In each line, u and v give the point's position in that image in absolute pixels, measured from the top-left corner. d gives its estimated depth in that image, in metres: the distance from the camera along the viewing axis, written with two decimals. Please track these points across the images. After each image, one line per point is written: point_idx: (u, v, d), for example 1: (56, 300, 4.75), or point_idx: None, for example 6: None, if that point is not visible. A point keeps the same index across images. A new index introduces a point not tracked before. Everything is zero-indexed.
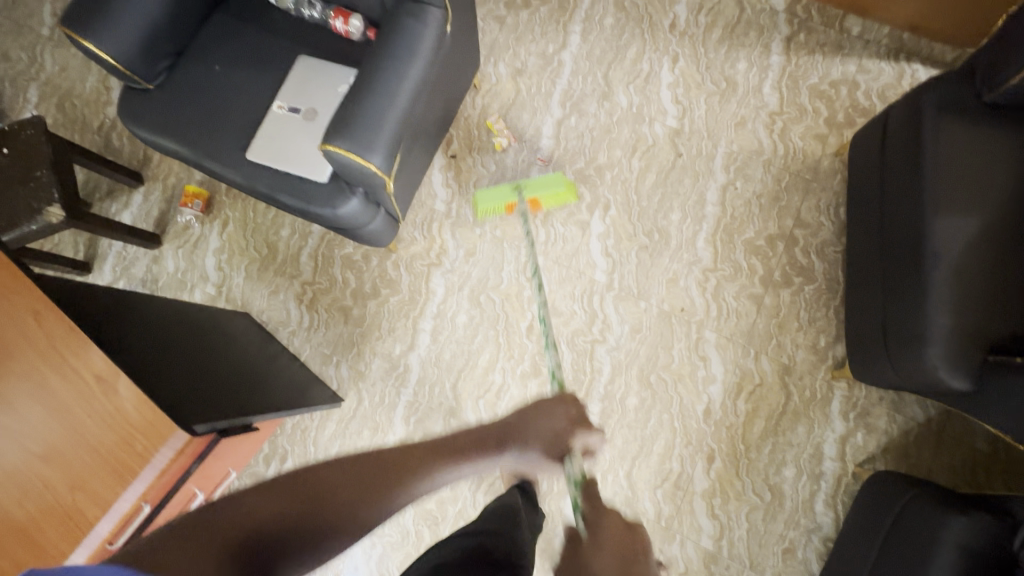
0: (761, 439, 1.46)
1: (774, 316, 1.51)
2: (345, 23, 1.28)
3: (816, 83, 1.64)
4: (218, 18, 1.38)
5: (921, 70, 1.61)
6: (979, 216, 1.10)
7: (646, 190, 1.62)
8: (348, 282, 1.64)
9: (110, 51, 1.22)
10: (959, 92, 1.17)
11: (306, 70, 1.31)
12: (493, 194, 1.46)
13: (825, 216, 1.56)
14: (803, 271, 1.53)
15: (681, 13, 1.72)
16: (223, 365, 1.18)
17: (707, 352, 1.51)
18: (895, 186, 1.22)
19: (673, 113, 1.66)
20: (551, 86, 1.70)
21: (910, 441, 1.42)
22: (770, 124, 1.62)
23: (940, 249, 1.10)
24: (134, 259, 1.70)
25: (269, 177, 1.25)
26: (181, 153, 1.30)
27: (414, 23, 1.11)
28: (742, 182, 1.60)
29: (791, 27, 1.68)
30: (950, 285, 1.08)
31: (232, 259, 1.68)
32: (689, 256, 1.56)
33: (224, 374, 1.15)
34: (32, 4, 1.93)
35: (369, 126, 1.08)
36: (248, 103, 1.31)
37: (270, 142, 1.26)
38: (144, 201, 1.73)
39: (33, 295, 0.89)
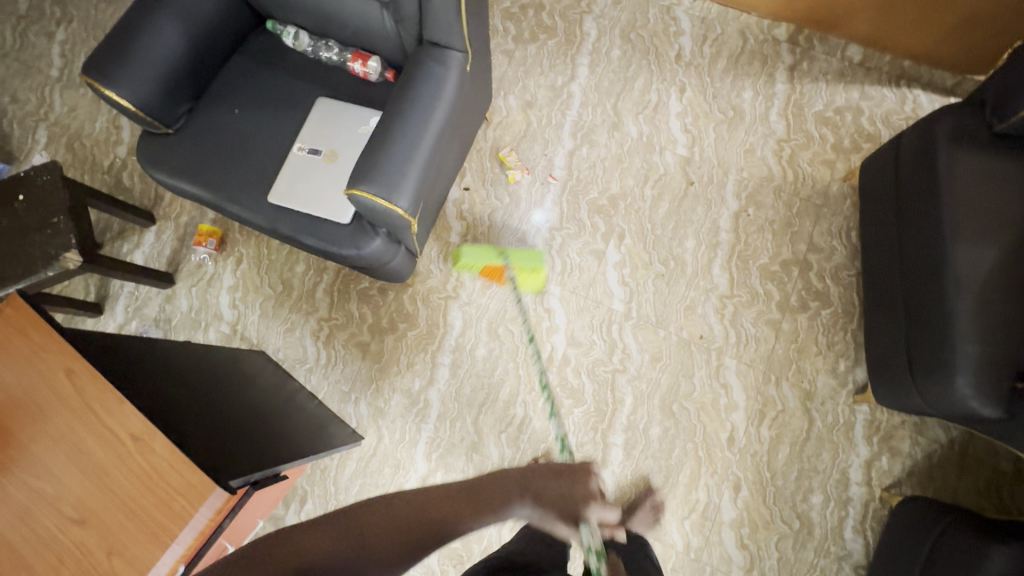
0: (787, 466, 1.45)
1: (793, 341, 1.52)
2: (363, 65, 1.30)
3: (821, 110, 1.68)
4: (237, 61, 1.39)
5: (921, 95, 1.65)
6: (997, 243, 1.13)
7: (659, 218, 1.63)
8: (365, 316, 1.63)
9: (128, 97, 1.22)
10: (970, 122, 1.21)
11: (325, 112, 1.32)
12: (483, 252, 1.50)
13: (837, 240, 1.58)
14: (819, 296, 1.54)
15: (686, 45, 1.76)
16: (250, 410, 1.17)
17: (728, 379, 1.51)
18: (910, 213, 1.25)
19: (682, 142, 1.68)
20: (561, 118, 1.73)
21: (935, 464, 1.42)
22: (779, 151, 1.66)
23: (959, 278, 1.12)
24: (148, 299, 1.69)
25: (293, 219, 1.25)
26: (203, 197, 1.31)
27: (438, 67, 1.13)
28: (754, 209, 1.62)
29: (793, 56, 1.72)
30: (974, 313, 1.10)
31: (247, 296, 1.67)
32: (706, 283, 1.58)
33: (254, 418, 1.14)
34: (41, 45, 1.94)
35: (394, 170, 1.09)
36: (270, 145, 1.32)
37: (292, 184, 1.26)
38: (156, 239, 1.73)
39: (66, 353, 0.89)
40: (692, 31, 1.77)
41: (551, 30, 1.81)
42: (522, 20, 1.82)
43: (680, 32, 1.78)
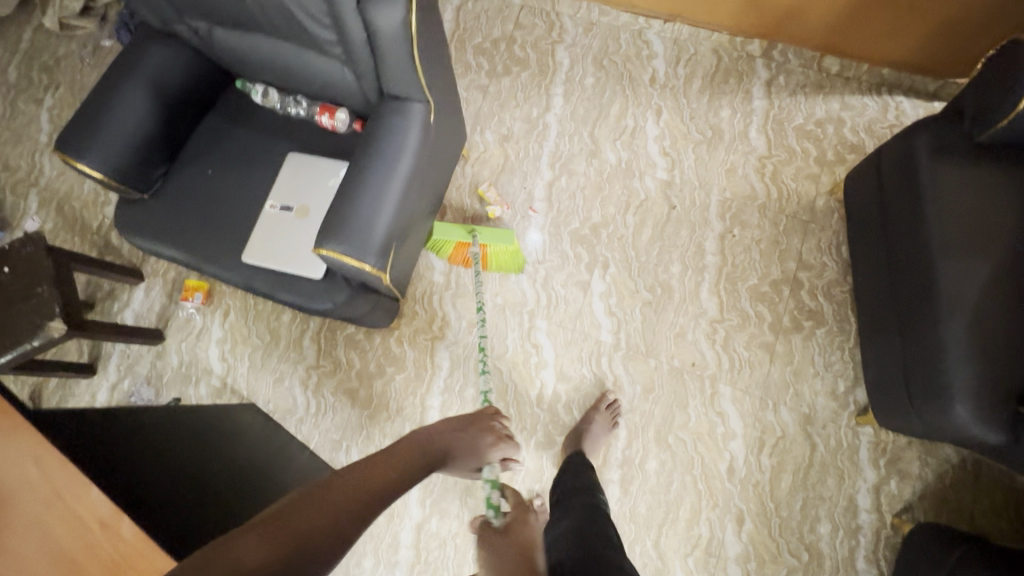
0: (791, 495, 1.40)
1: (789, 363, 1.47)
2: (331, 117, 1.30)
3: (802, 123, 1.65)
4: (210, 120, 1.40)
5: (904, 101, 1.62)
6: (990, 257, 1.08)
7: (643, 245, 1.61)
8: (352, 362, 1.62)
9: (100, 167, 1.23)
10: (952, 135, 1.16)
11: (295, 167, 1.32)
12: (443, 229, 1.47)
13: (827, 255, 1.54)
14: (812, 314, 1.50)
15: (659, 67, 1.75)
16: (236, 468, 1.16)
17: (723, 407, 1.46)
18: (896, 229, 1.21)
19: (662, 166, 1.66)
20: (538, 150, 1.72)
21: (946, 485, 1.36)
22: (761, 168, 1.63)
23: (951, 298, 1.07)
24: (139, 356, 1.70)
25: (269, 277, 1.26)
26: (180, 259, 1.32)
27: (399, 120, 1.12)
28: (739, 229, 1.59)
29: (769, 71, 1.70)
30: (969, 334, 1.05)
31: (235, 348, 1.67)
32: (694, 308, 1.54)
33: (240, 472, 1.14)
34: (30, 112, 2.00)
35: (360, 226, 1.08)
36: (244, 204, 1.33)
37: (264, 241, 1.26)
38: (145, 296, 1.74)
39: (34, 440, 0.89)
40: (664, 53, 1.76)
41: (524, 63, 1.81)
42: (495, 53, 1.83)
43: (653, 54, 1.76)
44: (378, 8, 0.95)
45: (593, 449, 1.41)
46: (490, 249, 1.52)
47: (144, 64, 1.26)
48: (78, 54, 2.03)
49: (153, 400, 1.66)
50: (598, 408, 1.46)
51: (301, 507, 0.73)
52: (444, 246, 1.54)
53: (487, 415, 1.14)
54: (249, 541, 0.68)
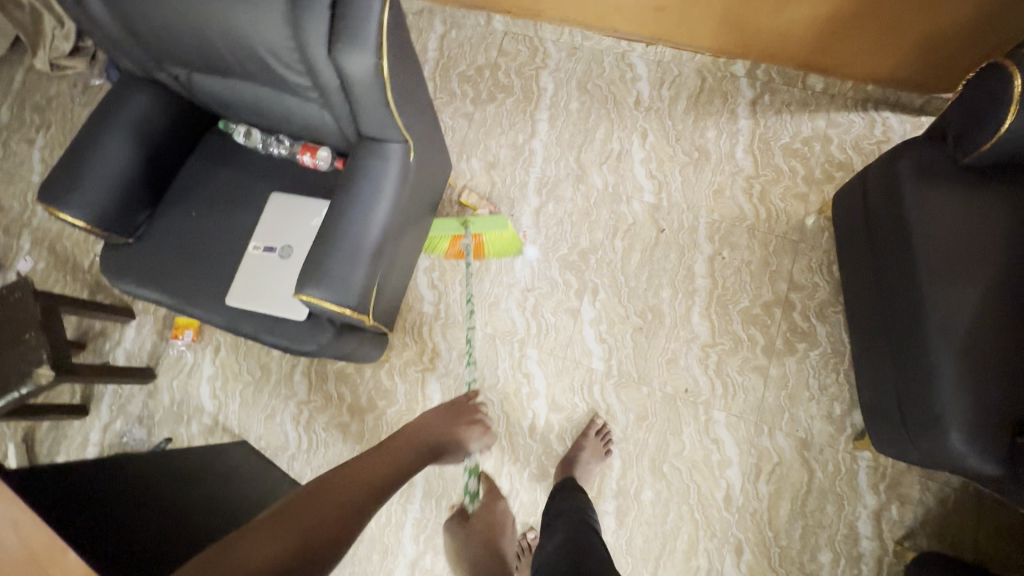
0: (790, 523, 1.37)
1: (783, 387, 1.45)
2: (313, 156, 1.31)
3: (788, 142, 1.64)
4: (195, 162, 1.41)
5: (891, 117, 1.61)
6: (979, 281, 1.06)
7: (632, 269, 1.60)
8: (343, 396, 1.62)
9: (83, 216, 1.23)
10: (935, 156, 1.14)
11: (278, 207, 1.32)
12: (435, 227, 1.48)
13: (819, 275, 1.52)
14: (805, 336, 1.48)
15: (644, 89, 1.75)
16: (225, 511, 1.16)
17: (718, 434, 1.44)
18: (884, 252, 1.19)
19: (649, 189, 1.66)
20: (525, 176, 1.72)
21: (949, 510, 1.33)
22: (749, 188, 1.62)
23: (941, 325, 1.05)
24: (131, 396, 1.70)
25: (254, 319, 1.25)
26: (166, 302, 1.32)
27: (377, 162, 1.13)
28: (728, 251, 1.57)
29: (754, 90, 1.69)
30: (961, 362, 1.03)
31: (226, 385, 1.67)
32: (686, 333, 1.53)
33: (227, 516, 1.14)
34: (22, 152, 2.01)
35: (339, 270, 1.08)
36: (228, 245, 1.33)
37: (248, 283, 1.26)
38: (137, 334, 1.74)
39: (15, 503, 0.89)
40: (648, 75, 1.76)
41: (508, 89, 1.81)
42: (479, 80, 1.84)
43: (637, 77, 1.76)
44: (346, 54, 0.95)
45: (585, 478, 1.39)
46: (484, 240, 1.54)
47: (124, 111, 1.26)
48: (69, 93, 2.05)
49: (146, 439, 1.66)
50: (587, 434, 1.46)
51: (313, 502, 0.88)
52: (438, 241, 1.56)
53: (469, 406, 1.41)
54: (260, 534, 0.80)
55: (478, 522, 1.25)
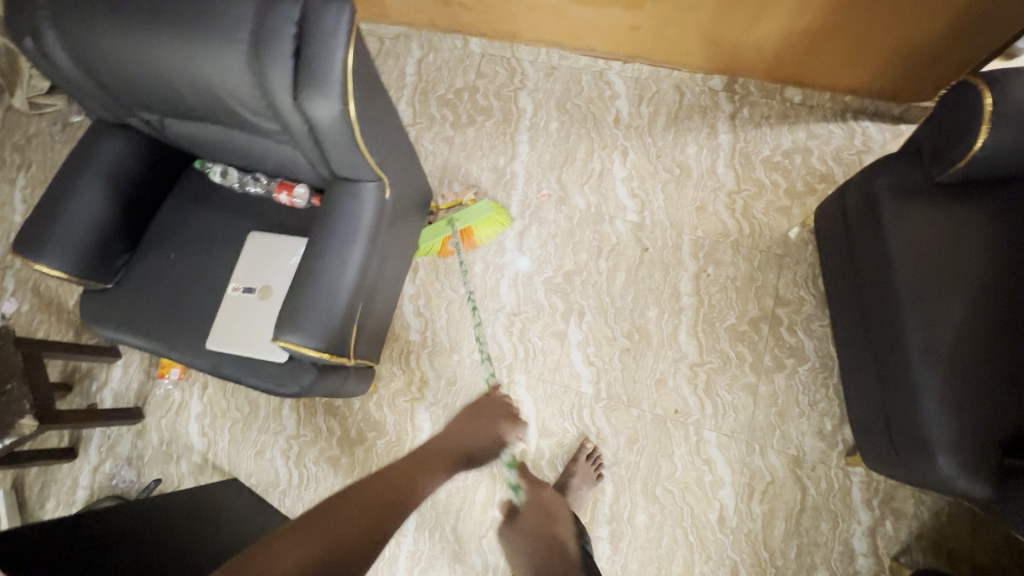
0: (785, 542, 1.36)
1: (773, 405, 1.44)
2: (290, 194, 1.30)
3: (769, 155, 1.63)
4: (172, 204, 1.40)
5: (870, 126, 1.61)
6: (961, 301, 1.05)
7: (618, 290, 1.59)
8: (333, 429, 1.60)
9: (60, 266, 1.21)
10: (910, 174, 1.14)
11: (256, 246, 1.31)
12: (429, 230, 1.56)
13: (804, 289, 1.52)
14: (793, 351, 1.47)
15: (623, 107, 1.74)
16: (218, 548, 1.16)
17: (710, 454, 1.43)
18: (865, 270, 1.18)
19: (632, 208, 1.65)
20: (507, 199, 1.72)
21: (943, 523, 1.32)
22: (731, 204, 1.61)
23: (925, 345, 1.05)
24: (119, 436, 1.68)
25: (235, 362, 1.24)
26: (147, 347, 1.31)
27: (351, 202, 1.12)
28: (713, 268, 1.57)
29: (732, 104, 1.69)
30: (946, 382, 1.02)
31: (215, 422, 1.65)
32: (674, 352, 1.52)
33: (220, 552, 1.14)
34: (4, 193, 2.01)
35: (317, 314, 1.07)
36: (208, 287, 1.32)
37: (228, 326, 1.25)
38: (123, 373, 1.73)
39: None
40: (627, 93, 1.75)
41: (488, 111, 1.81)
42: (458, 104, 1.83)
43: (616, 95, 1.75)
44: (312, 100, 0.94)
45: (576, 505, 1.39)
46: (474, 232, 1.62)
47: (97, 157, 1.25)
48: (48, 131, 2.04)
49: (135, 481, 1.64)
50: (577, 459, 1.44)
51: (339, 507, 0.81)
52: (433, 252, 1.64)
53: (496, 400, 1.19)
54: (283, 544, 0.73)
55: (528, 513, 1.02)
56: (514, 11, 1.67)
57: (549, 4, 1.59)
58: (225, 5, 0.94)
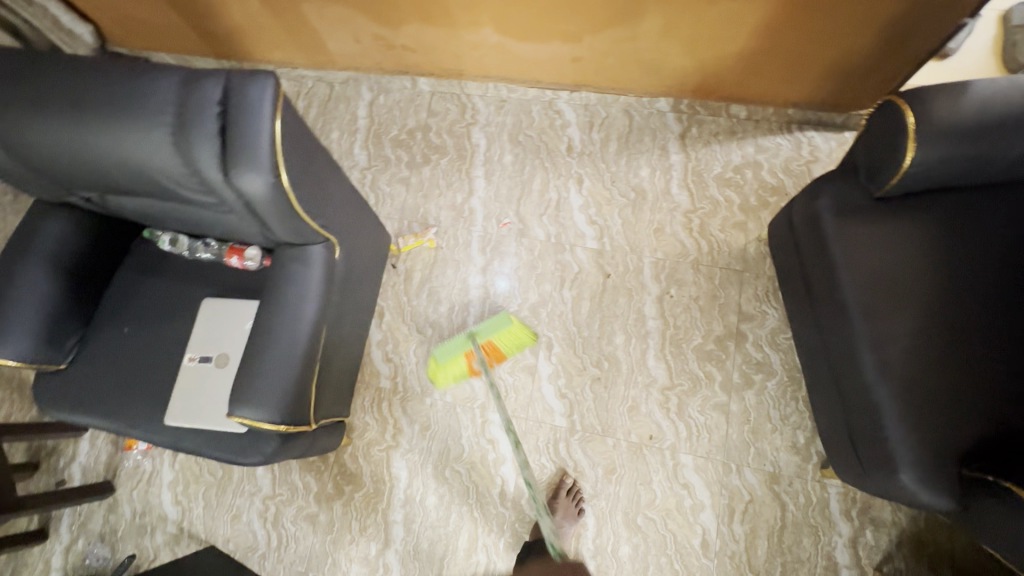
0: (769, 561, 1.36)
1: (746, 422, 1.45)
2: (241, 258, 1.28)
3: (720, 172, 1.65)
4: (123, 276, 1.38)
5: (816, 136, 1.63)
6: (908, 315, 1.07)
7: (584, 318, 1.59)
8: (309, 485, 1.58)
9: (10, 355, 1.18)
10: (851, 191, 1.15)
11: (211, 314, 1.29)
12: (446, 347, 1.46)
13: (766, 303, 1.53)
14: (761, 366, 1.48)
15: (574, 135, 1.75)
16: None
17: (688, 478, 1.43)
18: (817, 288, 1.19)
19: (591, 235, 1.65)
20: (467, 236, 1.71)
21: (922, 527, 1.33)
22: (688, 223, 1.62)
23: (878, 362, 1.06)
24: (91, 512, 1.64)
25: (197, 435, 1.22)
26: (105, 426, 1.27)
27: (297, 267, 1.11)
28: (676, 289, 1.57)
29: (681, 123, 1.70)
30: (902, 398, 1.03)
31: (188, 489, 1.62)
32: (644, 377, 1.51)
33: None
34: None
35: (269, 385, 1.06)
36: (165, 359, 1.29)
37: (186, 400, 1.23)
38: (91, 446, 1.68)
39: None
40: (577, 120, 1.76)
41: (441, 149, 1.81)
42: (412, 144, 1.83)
43: (567, 123, 1.76)
44: (241, 176, 0.93)
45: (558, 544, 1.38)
46: (499, 347, 1.50)
47: (39, 239, 1.22)
48: None
49: (110, 557, 1.60)
50: (558, 495, 1.43)
51: None
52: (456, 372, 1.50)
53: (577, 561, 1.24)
54: None
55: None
56: (458, 51, 1.67)
57: (491, 41, 1.60)
58: (147, 90, 0.94)
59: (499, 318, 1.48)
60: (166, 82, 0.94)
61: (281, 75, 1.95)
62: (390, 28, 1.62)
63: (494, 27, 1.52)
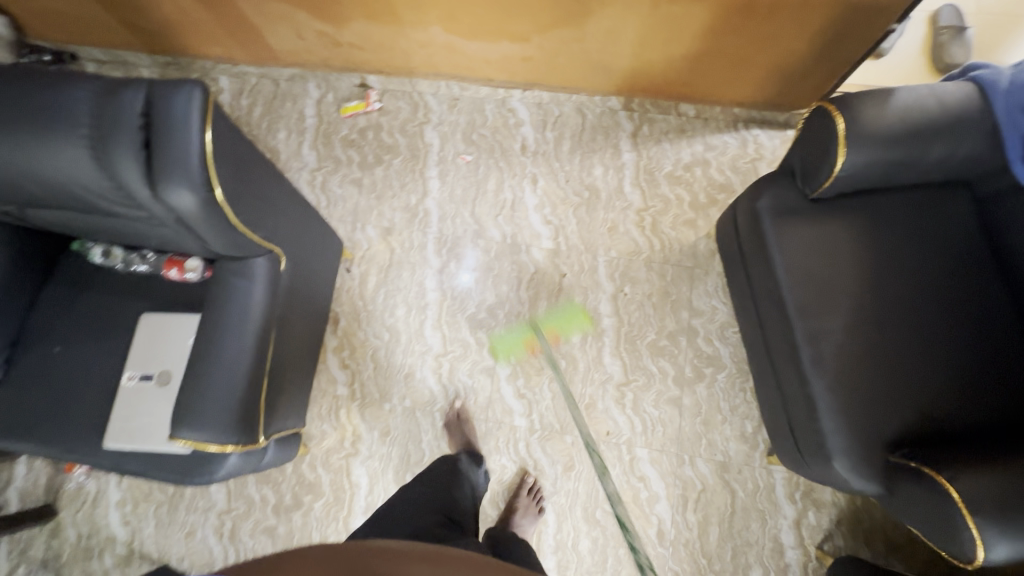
0: (720, 546, 1.43)
1: (697, 415, 1.50)
2: (181, 269, 1.23)
3: (671, 170, 1.68)
4: (51, 293, 1.29)
5: (760, 134, 1.69)
6: (840, 311, 1.12)
7: (541, 318, 1.60)
8: (267, 498, 1.54)
9: None
10: (787, 192, 1.19)
11: (150, 330, 1.24)
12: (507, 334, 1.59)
13: (716, 298, 1.58)
14: (711, 360, 1.53)
15: (528, 134, 1.74)
16: None
17: (644, 471, 1.47)
18: (759, 287, 1.24)
19: (547, 235, 1.66)
20: (423, 238, 1.69)
21: (859, 506, 1.41)
22: (641, 222, 1.65)
23: (815, 358, 1.11)
24: (32, 538, 1.56)
25: (140, 457, 1.17)
26: (37, 452, 1.20)
27: (239, 281, 1.07)
28: (630, 286, 1.60)
29: (633, 122, 1.72)
30: (834, 391, 1.09)
31: (137, 508, 1.56)
32: (600, 375, 1.54)
33: None
34: None
35: (212, 406, 1.02)
36: (101, 380, 1.23)
37: (125, 421, 1.17)
38: (28, 469, 1.59)
39: None
40: (531, 119, 1.75)
41: (394, 149, 1.77)
42: (363, 144, 1.78)
43: (520, 122, 1.75)
44: (171, 192, 0.89)
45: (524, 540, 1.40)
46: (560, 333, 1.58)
47: None
48: None
49: None
50: (519, 494, 1.45)
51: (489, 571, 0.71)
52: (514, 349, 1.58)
53: None
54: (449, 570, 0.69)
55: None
56: (407, 49, 1.63)
57: (439, 40, 1.57)
58: (59, 101, 0.88)
59: (565, 306, 1.60)
60: (79, 92, 0.88)
61: (222, 72, 1.86)
62: (333, 25, 1.56)
63: (442, 26, 1.49)
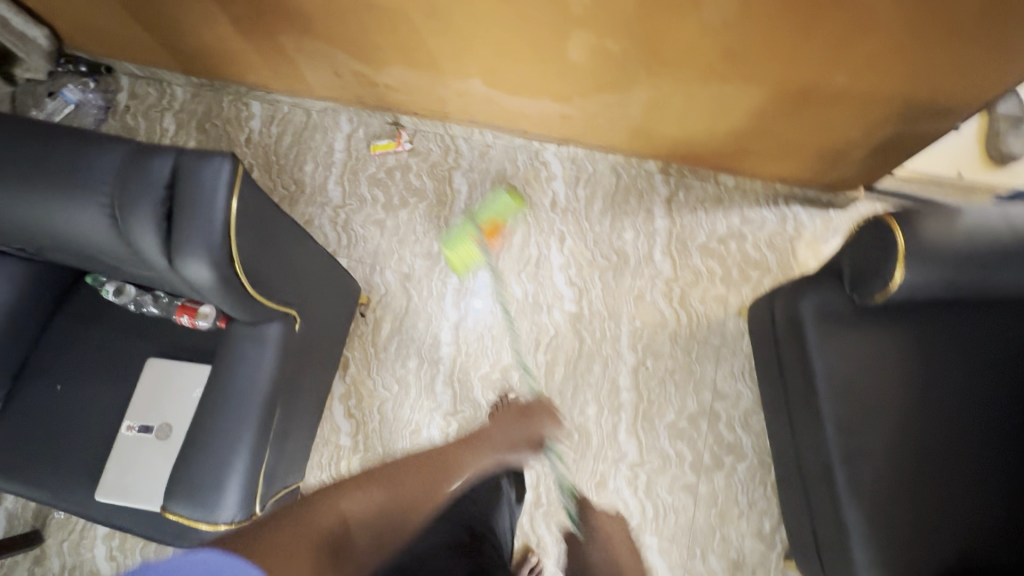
0: None
1: (713, 506, 1.42)
2: (192, 318, 1.18)
3: (705, 241, 1.62)
4: (59, 327, 1.26)
5: (801, 212, 1.62)
6: (881, 431, 1.05)
7: (556, 386, 1.53)
8: None
9: None
10: (832, 295, 1.12)
11: (155, 378, 1.19)
12: (456, 239, 1.58)
13: (741, 383, 1.51)
14: (732, 449, 1.46)
15: (559, 190, 1.69)
16: None
17: (651, 560, 1.40)
18: (795, 391, 1.16)
19: (570, 297, 1.60)
20: (442, 288, 1.64)
21: None
22: (668, 293, 1.59)
23: (851, 481, 1.03)
24: (15, 564, 1.52)
25: (133, 512, 1.13)
26: (26, 494, 1.16)
27: (249, 347, 1.02)
28: (652, 360, 1.54)
29: (668, 187, 1.66)
30: (870, 519, 1.01)
31: (125, 542, 1.51)
32: (614, 453, 1.47)
33: None
34: None
35: (210, 480, 0.97)
36: (99, 425, 1.19)
37: (121, 473, 1.13)
38: None
39: None
40: (563, 174, 1.70)
41: (421, 193, 1.72)
42: (390, 184, 1.74)
43: (552, 176, 1.70)
44: (190, 265, 0.85)
45: None
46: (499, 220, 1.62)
47: None
48: None
49: None
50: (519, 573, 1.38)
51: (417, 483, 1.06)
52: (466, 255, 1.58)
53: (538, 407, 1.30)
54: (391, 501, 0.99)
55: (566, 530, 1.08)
56: (444, 96, 1.59)
57: (478, 91, 1.53)
58: (85, 163, 0.84)
59: (500, 201, 1.62)
60: (107, 154, 0.85)
61: (254, 97, 1.82)
62: (371, 66, 1.53)
63: (482, 78, 1.45)
